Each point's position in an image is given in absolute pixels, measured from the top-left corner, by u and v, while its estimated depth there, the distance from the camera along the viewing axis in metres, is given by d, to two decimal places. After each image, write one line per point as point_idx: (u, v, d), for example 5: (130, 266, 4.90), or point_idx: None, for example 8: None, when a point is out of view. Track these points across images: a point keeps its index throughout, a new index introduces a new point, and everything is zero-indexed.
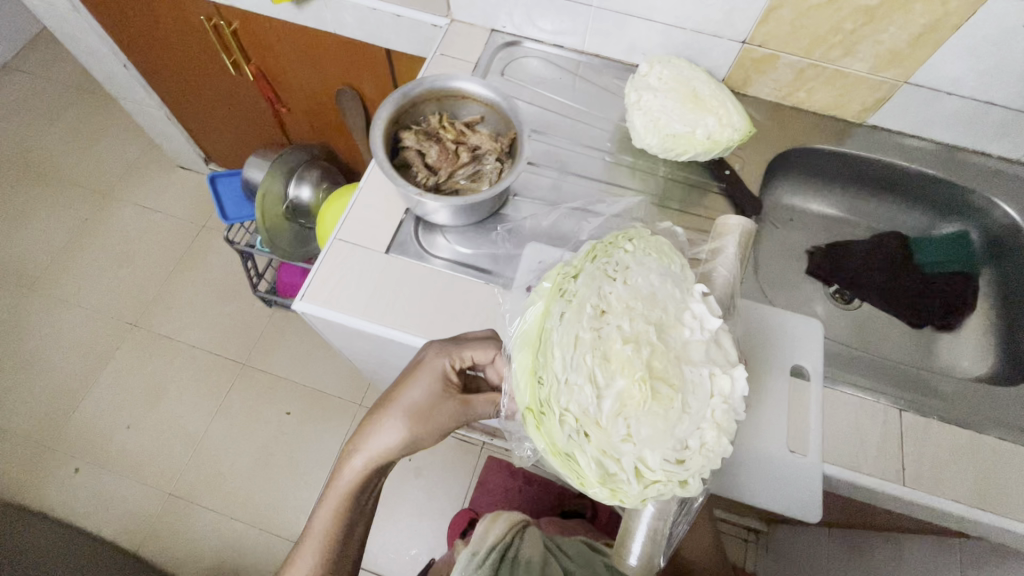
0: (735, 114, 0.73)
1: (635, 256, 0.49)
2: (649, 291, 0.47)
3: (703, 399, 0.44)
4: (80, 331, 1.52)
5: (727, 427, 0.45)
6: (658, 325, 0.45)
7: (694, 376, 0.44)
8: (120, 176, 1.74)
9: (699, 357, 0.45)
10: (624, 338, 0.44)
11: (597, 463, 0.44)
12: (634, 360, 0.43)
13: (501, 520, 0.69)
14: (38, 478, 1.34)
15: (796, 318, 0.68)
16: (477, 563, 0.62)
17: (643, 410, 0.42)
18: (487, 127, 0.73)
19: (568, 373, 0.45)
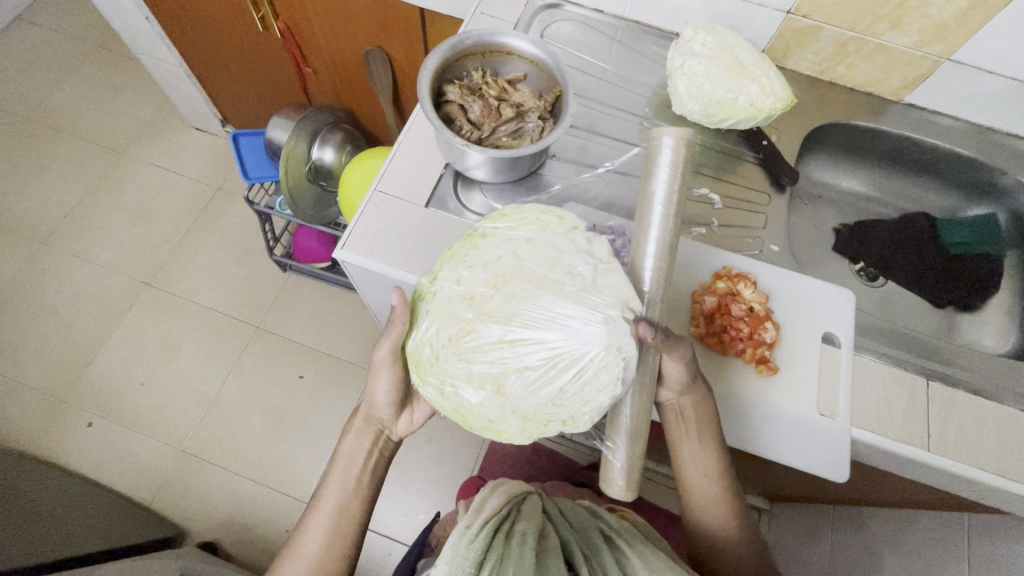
0: (778, 82, 0.73)
1: (505, 232, 0.54)
2: (515, 266, 0.51)
3: (576, 350, 0.48)
4: (93, 288, 1.52)
5: (608, 368, 0.48)
6: (525, 291, 0.49)
7: (564, 332, 0.48)
8: (136, 134, 1.73)
9: (573, 307, 0.48)
10: (487, 315, 0.49)
11: (483, 416, 0.51)
12: (496, 333, 0.48)
13: (497, 494, 0.61)
14: (50, 430, 1.35)
15: (830, 288, 0.68)
16: (469, 534, 0.53)
17: (512, 367, 0.49)
18: (530, 86, 0.73)
19: (441, 348, 0.51)
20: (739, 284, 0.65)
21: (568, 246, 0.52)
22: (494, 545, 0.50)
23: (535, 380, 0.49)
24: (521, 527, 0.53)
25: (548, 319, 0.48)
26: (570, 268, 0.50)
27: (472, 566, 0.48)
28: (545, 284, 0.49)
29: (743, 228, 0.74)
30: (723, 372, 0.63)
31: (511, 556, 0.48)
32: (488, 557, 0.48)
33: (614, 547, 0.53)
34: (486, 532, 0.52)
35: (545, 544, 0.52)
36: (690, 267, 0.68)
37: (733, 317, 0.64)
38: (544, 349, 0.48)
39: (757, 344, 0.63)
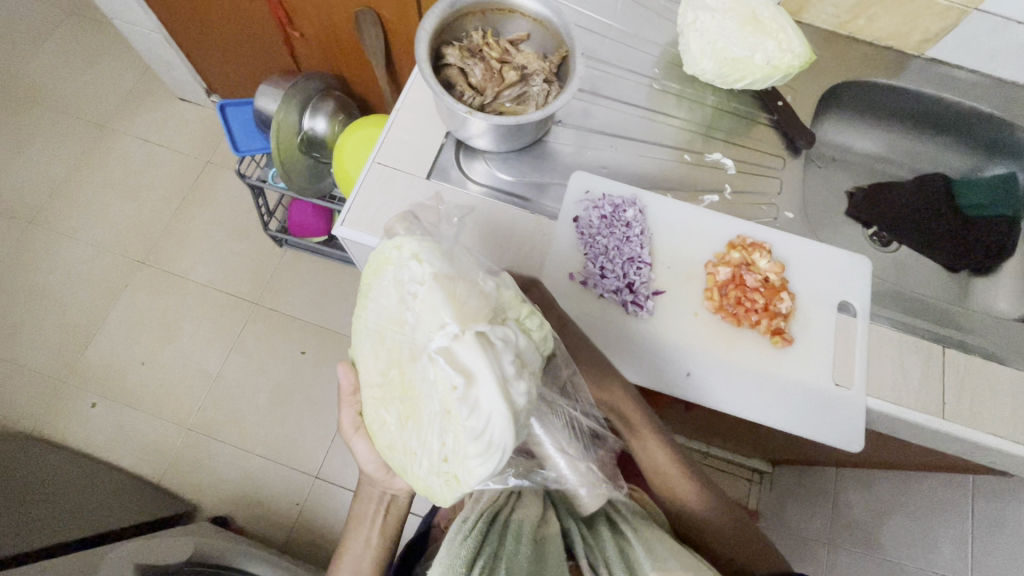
0: (797, 38, 0.68)
1: (370, 282, 0.49)
2: (378, 318, 0.47)
3: (430, 391, 0.42)
4: (86, 267, 1.49)
5: (456, 405, 0.40)
6: (387, 343, 0.46)
7: (421, 375, 0.43)
8: (118, 106, 1.66)
9: (421, 345, 0.43)
10: (378, 376, 0.47)
11: (411, 476, 0.47)
12: (387, 391, 0.47)
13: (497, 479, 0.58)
14: (53, 411, 1.35)
15: (846, 254, 0.66)
16: (466, 528, 0.50)
17: (411, 422, 0.45)
18: (533, 46, 0.69)
19: (372, 417, 0.50)
20: (754, 254, 0.64)
21: (400, 279, 0.45)
22: (489, 541, 0.48)
23: (422, 432, 0.44)
24: (520, 516, 0.52)
25: (410, 365, 0.44)
26: (409, 303, 0.44)
27: (465, 563, 0.46)
28: (402, 331, 0.45)
29: (757, 195, 0.72)
30: (737, 343, 0.61)
31: (507, 552, 0.47)
32: (482, 552, 0.47)
33: (620, 533, 0.53)
34: (482, 523, 0.50)
35: (545, 537, 0.50)
36: (703, 237, 0.66)
37: (747, 288, 0.62)
38: (417, 401, 0.44)
39: (773, 315, 0.61)
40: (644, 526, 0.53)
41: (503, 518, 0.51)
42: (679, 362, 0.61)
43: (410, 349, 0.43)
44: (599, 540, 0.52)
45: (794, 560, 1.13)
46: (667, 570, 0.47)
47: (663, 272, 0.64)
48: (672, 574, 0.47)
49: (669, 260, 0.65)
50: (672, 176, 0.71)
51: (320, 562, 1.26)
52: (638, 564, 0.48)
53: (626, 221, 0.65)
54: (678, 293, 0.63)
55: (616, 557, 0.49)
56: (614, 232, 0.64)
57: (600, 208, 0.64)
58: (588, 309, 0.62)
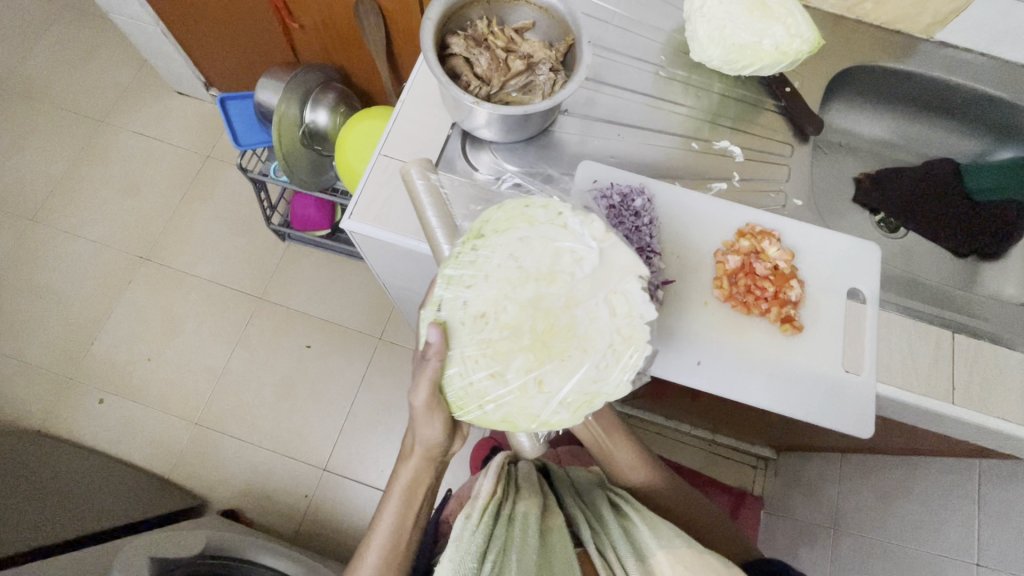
0: (805, 22, 0.67)
1: (496, 234, 0.49)
2: (516, 267, 0.48)
3: (598, 328, 0.47)
4: (90, 264, 1.49)
5: (634, 335, 0.48)
6: (529, 294, 0.47)
7: (585, 315, 0.47)
8: (116, 101, 1.65)
9: (588, 291, 0.47)
10: (505, 327, 0.47)
11: (532, 418, 0.49)
12: (519, 338, 0.46)
13: (489, 478, 0.60)
14: (61, 408, 1.35)
15: (855, 241, 0.66)
16: (472, 523, 0.54)
17: (548, 368, 0.47)
18: (538, 35, 0.68)
19: (471, 375, 0.48)
20: (763, 243, 0.63)
21: (559, 234, 0.49)
22: (496, 536, 0.52)
23: (571, 368, 0.47)
24: (522, 510, 0.56)
25: (565, 312, 0.46)
26: (572, 254, 0.48)
27: (475, 557, 0.50)
28: (554, 280, 0.47)
29: (764, 182, 0.71)
30: (747, 331, 0.61)
31: (515, 543, 0.51)
32: (492, 546, 0.51)
33: (621, 516, 0.58)
34: (488, 519, 0.54)
35: (549, 529, 0.55)
36: (711, 225, 0.65)
37: (757, 276, 0.62)
38: (574, 339, 0.47)
39: (783, 303, 0.61)
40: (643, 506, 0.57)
41: (506, 512, 0.55)
42: (689, 352, 0.60)
43: (573, 294, 0.47)
44: (602, 526, 0.56)
45: (800, 545, 1.13)
46: (671, 547, 0.51)
47: (672, 261, 0.64)
48: (676, 551, 0.51)
49: (678, 249, 0.64)
50: (679, 164, 0.71)
51: (330, 553, 1.27)
52: (643, 544, 0.52)
53: (635, 210, 0.63)
54: (687, 282, 0.63)
55: (622, 539, 0.53)
56: (624, 221, 0.62)
57: (609, 198, 0.63)
58: None
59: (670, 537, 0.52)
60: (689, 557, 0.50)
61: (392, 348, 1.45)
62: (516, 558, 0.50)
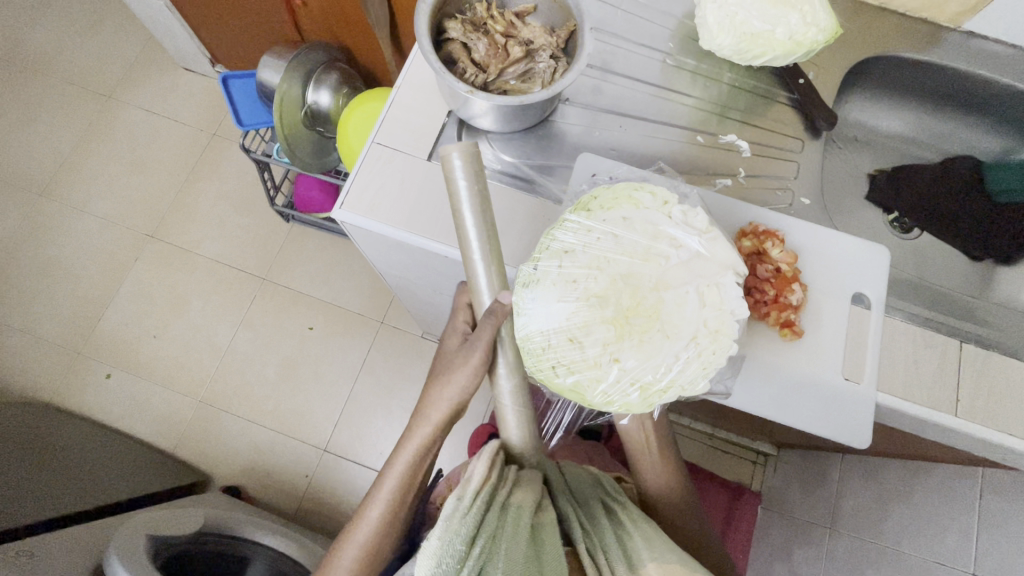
0: (822, 9, 0.63)
1: (597, 212, 0.50)
2: (613, 244, 0.47)
3: (687, 316, 0.45)
4: (97, 240, 1.50)
5: (721, 331, 0.46)
6: (622, 272, 0.46)
7: (675, 299, 0.45)
8: (123, 76, 1.64)
9: (681, 278, 0.46)
10: (592, 295, 0.46)
11: (601, 395, 0.47)
12: (605, 308, 0.45)
13: (479, 465, 0.53)
14: (70, 381, 1.38)
15: (862, 243, 0.64)
16: (463, 506, 0.50)
17: (627, 344, 0.45)
18: (539, 19, 0.65)
19: (549, 335, 0.47)
20: (766, 243, 0.60)
21: (662, 220, 0.48)
22: (488, 524, 0.48)
23: (652, 350, 0.45)
24: (518, 501, 0.51)
25: (654, 292, 0.46)
26: (671, 240, 0.47)
27: (464, 541, 0.47)
28: (651, 262, 0.46)
29: (771, 179, 0.68)
30: (744, 335, 0.60)
31: (506, 537, 0.48)
32: (481, 536, 0.48)
33: (614, 523, 0.55)
34: (480, 504, 0.50)
35: (543, 521, 0.51)
36: (713, 223, 0.63)
37: (757, 279, 0.60)
38: (660, 323, 0.45)
39: (783, 307, 0.59)
40: (639, 519, 0.55)
41: (502, 499, 0.51)
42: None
43: (666, 277, 0.46)
44: (595, 532, 0.53)
45: (797, 543, 1.13)
46: (662, 560, 0.49)
47: None
48: (668, 565, 0.49)
49: None
50: (682, 157, 0.68)
51: (329, 532, 1.29)
52: (634, 553, 0.50)
53: None
54: None
55: (614, 547, 0.51)
56: None
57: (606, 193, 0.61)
58: None
59: (663, 551, 0.50)
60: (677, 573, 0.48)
61: (393, 332, 1.45)
62: (506, 551, 0.46)
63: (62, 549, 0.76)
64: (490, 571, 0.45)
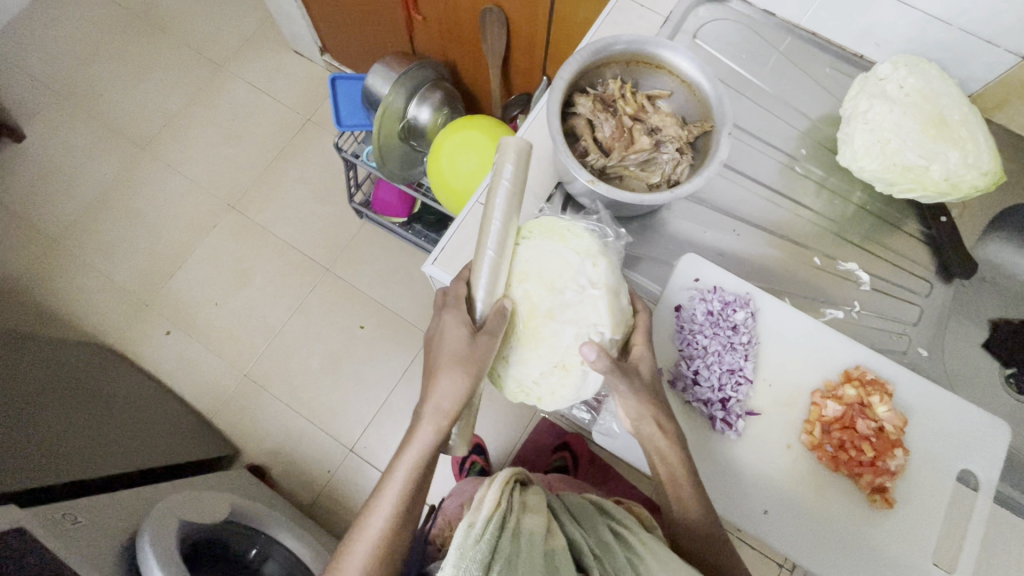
0: (987, 152, 0.58)
1: (571, 240, 0.56)
2: (557, 268, 0.54)
3: (560, 350, 0.54)
4: (184, 201, 1.57)
5: (568, 372, 0.55)
6: (555, 289, 0.54)
7: (556, 335, 0.54)
8: (237, 49, 1.71)
9: (566, 315, 0.54)
10: (534, 287, 0.54)
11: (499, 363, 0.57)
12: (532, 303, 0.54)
13: (489, 495, 0.48)
14: (133, 330, 1.45)
15: (983, 416, 0.57)
16: (474, 533, 0.45)
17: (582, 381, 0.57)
18: (672, 106, 0.62)
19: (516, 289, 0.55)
20: (872, 396, 0.55)
21: (580, 272, 0.54)
22: (504, 550, 0.43)
23: (535, 354, 0.55)
24: (530, 527, 0.47)
25: (549, 320, 0.54)
26: (575, 290, 0.54)
27: (481, 569, 0.42)
28: (604, 293, 0.54)
29: (885, 318, 0.63)
30: (828, 491, 0.55)
31: (527, 562, 0.43)
32: (497, 563, 0.42)
33: (624, 546, 0.48)
34: (495, 527, 0.45)
35: (557, 549, 0.45)
36: (817, 357, 0.58)
37: (856, 434, 0.55)
38: (548, 346, 0.54)
39: (879, 472, 0.54)
40: (650, 538, 0.48)
41: (514, 525, 0.46)
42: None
43: (553, 313, 0.54)
44: (607, 559, 0.46)
45: None
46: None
47: (763, 390, 0.58)
48: None
49: (772, 377, 0.58)
50: (792, 276, 0.64)
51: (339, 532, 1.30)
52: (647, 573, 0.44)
53: (733, 323, 0.58)
54: (772, 417, 0.57)
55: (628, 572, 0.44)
56: (718, 334, 0.57)
57: (708, 302, 0.58)
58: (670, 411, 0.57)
59: (676, 567, 0.44)
60: None
61: None
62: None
63: (106, 514, 0.79)
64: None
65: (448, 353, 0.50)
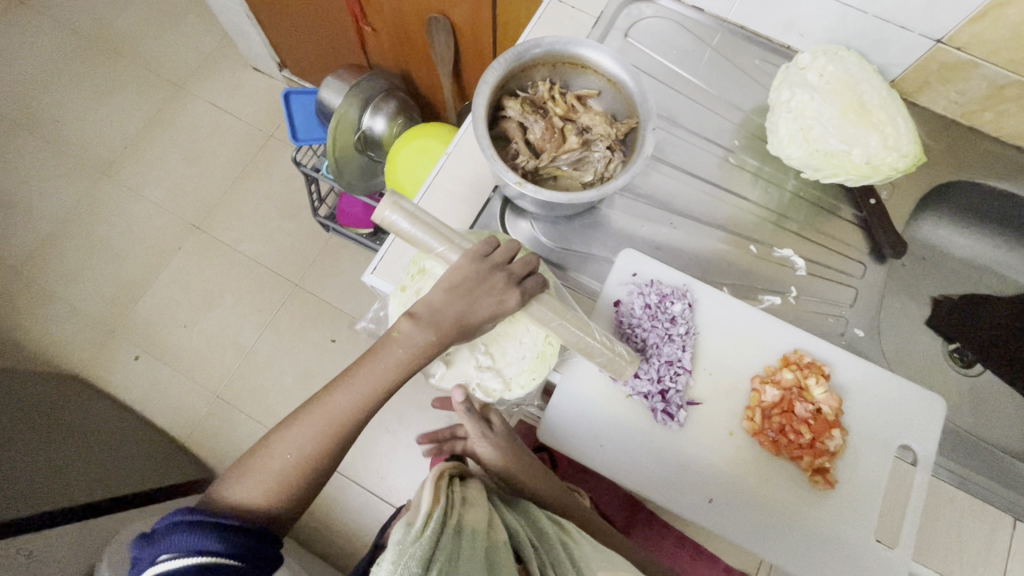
0: (906, 135, 0.59)
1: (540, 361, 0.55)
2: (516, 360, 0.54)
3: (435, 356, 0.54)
4: (147, 224, 1.55)
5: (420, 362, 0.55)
6: (502, 347, 0.54)
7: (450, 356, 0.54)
8: (194, 69, 1.70)
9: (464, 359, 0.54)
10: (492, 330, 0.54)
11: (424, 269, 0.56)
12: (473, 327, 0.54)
13: (431, 489, 0.48)
14: (101, 358, 1.43)
15: (920, 393, 0.58)
16: (414, 530, 0.44)
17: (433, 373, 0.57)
18: (602, 105, 0.63)
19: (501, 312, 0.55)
20: (808, 378, 0.56)
21: (512, 372, 0.54)
22: (446, 545, 0.42)
23: None
24: (470, 523, 0.47)
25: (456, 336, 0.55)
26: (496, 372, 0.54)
27: (420, 565, 0.40)
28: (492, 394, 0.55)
29: (823, 302, 0.64)
30: (771, 475, 0.56)
31: (468, 559, 0.42)
32: (440, 558, 0.41)
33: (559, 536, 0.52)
34: (437, 522, 0.44)
35: (497, 546, 0.46)
36: (754, 343, 0.59)
37: (795, 418, 0.56)
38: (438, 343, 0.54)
39: (818, 453, 0.55)
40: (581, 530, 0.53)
41: (455, 521, 0.46)
42: (592, 428, 0.57)
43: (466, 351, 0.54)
44: (546, 551, 0.49)
45: None
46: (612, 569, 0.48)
47: (704, 379, 0.58)
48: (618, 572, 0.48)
49: (712, 366, 0.59)
50: (730, 265, 0.65)
51: (320, 549, 1.26)
52: (583, 562, 0.49)
53: (671, 315, 0.59)
54: (714, 406, 0.57)
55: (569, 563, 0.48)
56: (656, 326, 0.59)
57: (646, 295, 0.59)
58: (612, 406, 0.58)
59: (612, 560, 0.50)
60: None
61: None
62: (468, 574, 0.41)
63: None
64: None
65: (479, 297, 0.47)
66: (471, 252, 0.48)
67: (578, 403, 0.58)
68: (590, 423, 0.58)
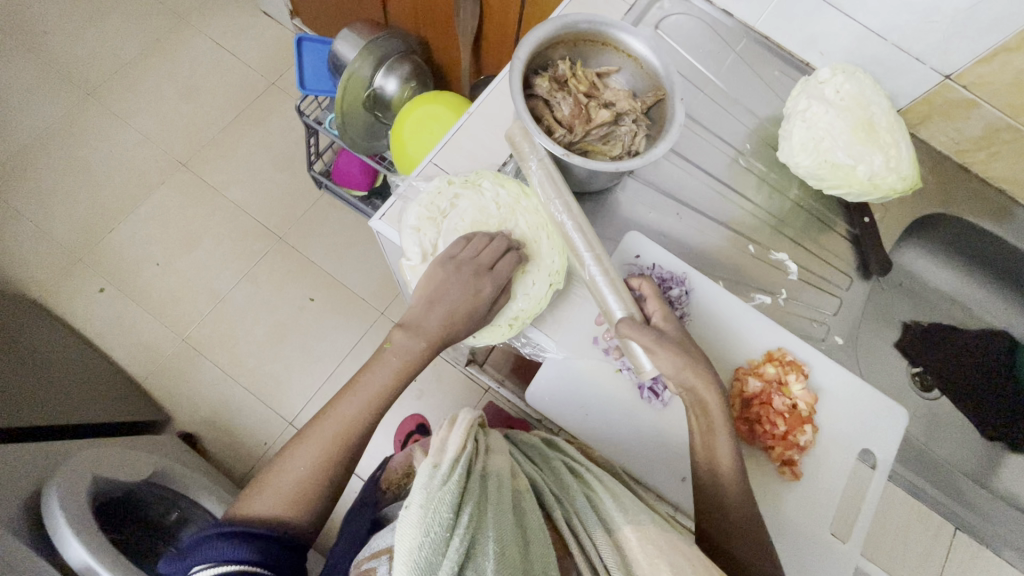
0: (908, 158, 0.63)
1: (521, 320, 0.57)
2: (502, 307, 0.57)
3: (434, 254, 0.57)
4: (130, 154, 1.49)
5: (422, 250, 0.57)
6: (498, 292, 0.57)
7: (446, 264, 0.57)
8: (203, 2, 1.64)
9: None
10: None
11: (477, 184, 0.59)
12: None
13: (456, 436, 0.46)
14: (64, 285, 1.37)
15: (887, 402, 0.61)
16: (442, 474, 0.42)
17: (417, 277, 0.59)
18: (626, 80, 0.64)
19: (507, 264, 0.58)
20: (789, 374, 0.59)
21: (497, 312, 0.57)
22: (474, 490, 0.42)
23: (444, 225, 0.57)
24: (496, 470, 0.46)
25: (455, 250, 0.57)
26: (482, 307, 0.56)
27: (450, 510, 0.39)
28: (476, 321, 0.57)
29: (808, 308, 0.68)
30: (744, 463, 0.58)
31: (496, 505, 0.42)
32: (468, 504, 0.40)
33: (581, 485, 0.48)
34: (462, 471, 0.43)
35: (523, 492, 0.45)
36: (742, 338, 0.61)
37: (773, 410, 0.58)
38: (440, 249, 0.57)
39: (789, 445, 0.57)
40: (608, 478, 0.49)
41: (482, 468, 0.45)
42: (579, 397, 0.59)
43: None
44: (567, 500, 0.46)
45: None
46: (638, 522, 0.43)
47: None
48: (643, 527, 0.43)
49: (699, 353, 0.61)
50: (727, 261, 0.67)
51: None
52: (610, 517, 0.44)
53: (668, 299, 0.61)
54: None
55: (589, 511, 0.45)
56: None
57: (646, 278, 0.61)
58: (600, 380, 0.59)
59: (636, 511, 0.45)
60: (657, 535, 0.42)
61: None
62: (497, 519, 0.40)
63: (32, 454, 0.74)
64: (482, 542, 0.38)
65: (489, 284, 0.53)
66: (445, 258, 0.54)
67: (569, 371, 0.59)
68: (579, 394, 0.59)
